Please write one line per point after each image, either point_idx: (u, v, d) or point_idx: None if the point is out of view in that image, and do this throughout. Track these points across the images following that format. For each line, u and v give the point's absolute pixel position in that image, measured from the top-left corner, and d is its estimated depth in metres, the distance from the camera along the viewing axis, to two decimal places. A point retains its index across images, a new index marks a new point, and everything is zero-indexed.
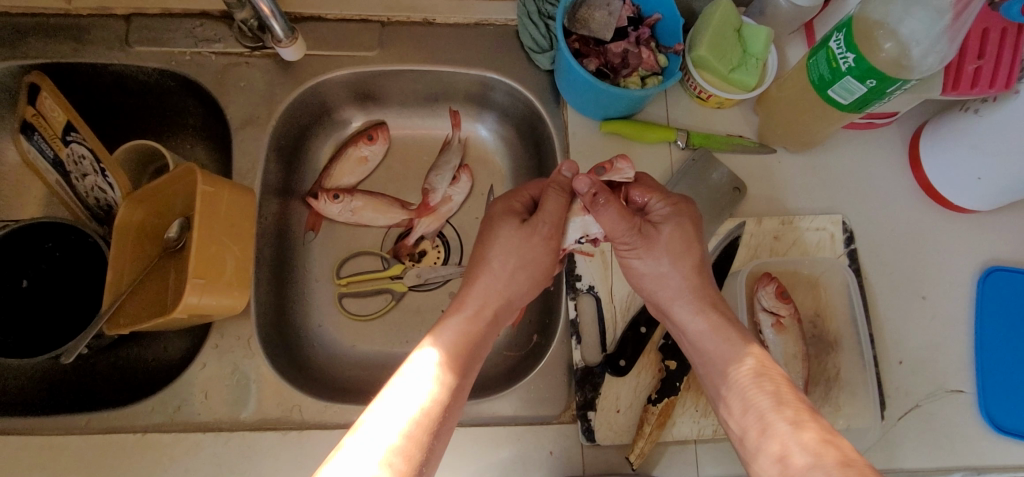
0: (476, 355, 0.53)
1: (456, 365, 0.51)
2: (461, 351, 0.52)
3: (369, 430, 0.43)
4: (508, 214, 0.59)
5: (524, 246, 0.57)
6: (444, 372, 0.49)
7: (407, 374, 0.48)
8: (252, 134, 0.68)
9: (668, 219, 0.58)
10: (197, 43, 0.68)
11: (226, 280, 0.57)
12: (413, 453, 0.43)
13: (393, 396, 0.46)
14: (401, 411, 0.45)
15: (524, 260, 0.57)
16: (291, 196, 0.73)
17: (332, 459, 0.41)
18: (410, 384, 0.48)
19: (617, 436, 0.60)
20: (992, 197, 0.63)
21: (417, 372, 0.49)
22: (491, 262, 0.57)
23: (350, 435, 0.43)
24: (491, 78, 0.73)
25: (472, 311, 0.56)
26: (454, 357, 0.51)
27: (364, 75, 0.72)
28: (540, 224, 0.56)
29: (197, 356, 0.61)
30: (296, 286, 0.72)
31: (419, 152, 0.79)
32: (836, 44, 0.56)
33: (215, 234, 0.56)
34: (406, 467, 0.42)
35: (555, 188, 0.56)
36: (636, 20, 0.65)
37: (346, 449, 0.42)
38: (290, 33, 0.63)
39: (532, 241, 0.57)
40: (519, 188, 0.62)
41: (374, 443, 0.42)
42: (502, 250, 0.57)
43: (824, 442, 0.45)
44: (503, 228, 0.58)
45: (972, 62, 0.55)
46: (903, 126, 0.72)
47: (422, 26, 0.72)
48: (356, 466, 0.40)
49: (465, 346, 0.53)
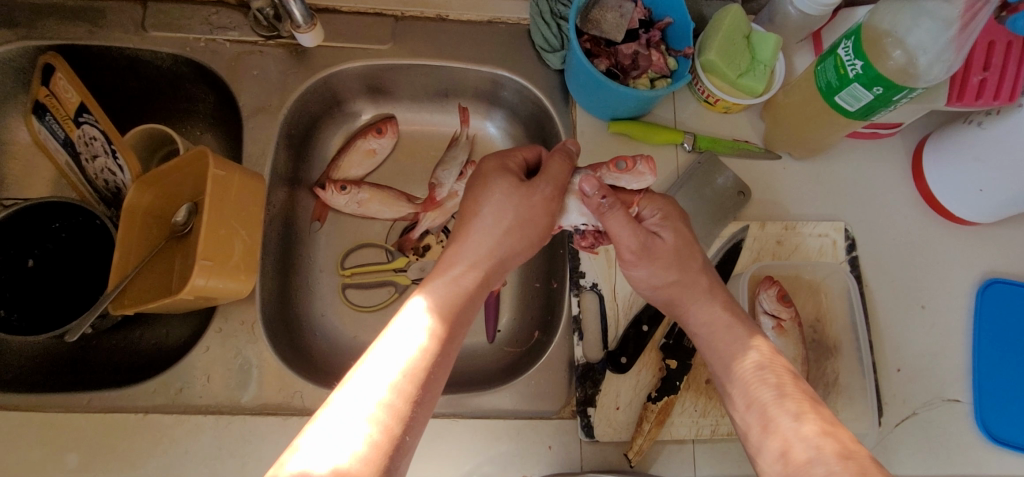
0: (468, 310, 0.52)
1: (449, 316, 0.50)
2: (452, 303, 0.51)
3: (358, 384, 0.43)
4: (504, 171, 0.58)
5: (524, 203, 0.56)
6: (435, 324, 0.49)
7: (398, 326, 0.48)
8: (263, 121, 0.68)
9: (664, 229, 0.57)
10: (213, 30, 0.69)
11: (234, 264, 0.57)
12: (403, 407, 0.43)
13: (384, 348, 0.45)
14: (391, 364, 0.45)
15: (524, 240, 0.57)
16: (298, 186, 0.74)
17: (320, 415, 0.41)
18: (401, 337, 0.47)
19: (616, 433, 0.61)
20: (993, 210, 0.64)
21: (409, 324, 0.48)
22: (495, 229, 0.56)
23: (338, 391, 0.42)
24: (501, 75, 0.73)
25: (459, 273, 0.54)
26: (446, 308, 0.51)
27: (376, 68, 0.73)
28: (540, 184, 0.56)
29: (200, 339, 0.61)
30: (300, 276, 0.72)
31: (427, 147, 0.80)
32: (845, 52, 0.56)
33: (224, 215, 0.56)
34: (395, 422, 0.42)
35: (560, 154, 0.58)
36: (647, 23, 0.67)
37: (332, 405, 0.41)
38: (309, 19, 0.63)
39: (532, 199, 0.56)
40: (513, 150, 0.62)
41: (363, 398, 0.42)
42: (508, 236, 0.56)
43: (824, 438, 0.45)
44: (500, 185, 0.57)
45: (977, 74, 0.57)
46: (906, 137, 0.73)
47: (436, 22, 0.73)
48: (344, 423, 0.40)
49: (456, 299, 0.52)
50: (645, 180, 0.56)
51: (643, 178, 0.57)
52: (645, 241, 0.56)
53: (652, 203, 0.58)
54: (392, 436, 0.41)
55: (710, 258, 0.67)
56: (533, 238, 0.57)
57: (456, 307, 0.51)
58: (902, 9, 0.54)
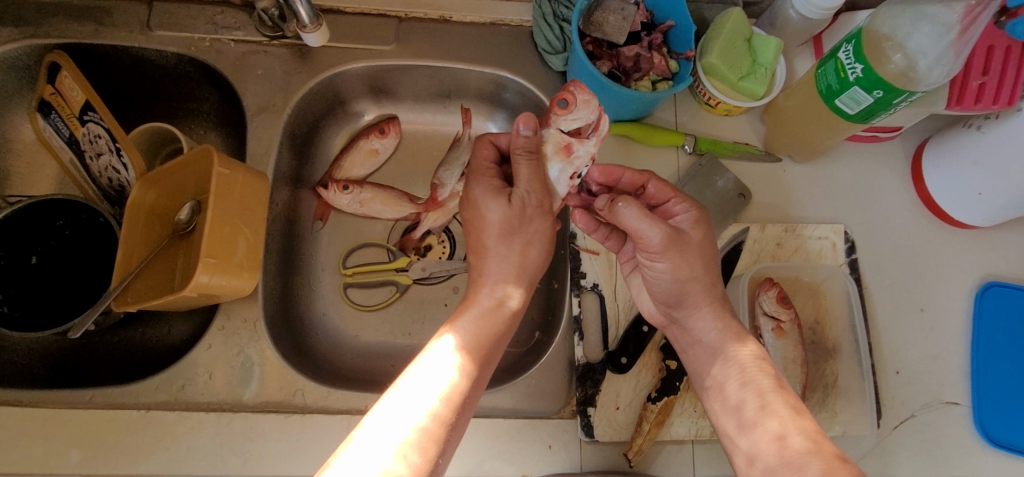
0: (502, 336, 0.54)
1: (480, 342, 0.52)
2: (484, 328, 0.53)
3: (391, 405, 0.45)
4: (490, 192, 0.56)
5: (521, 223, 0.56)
6: (467, 351, 0.51)
7: (432, 352, 0.50)
8: (267, 121, 0.69)
9: (694, 227, 0.56)
10: (218, 30, 0.69)
11: (237, 261, 0.58)
12: (437, 430, 0.45)
13: (416, 374, 0.47)
14: (424, 389, 0.46)
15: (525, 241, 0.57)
16: (300, 185, 0.74)
17: (353, 437, 0.43)
18: (432, 363, 0.49)
19: (616, 433, 0.61)
20: (992, 213, 0.65)
21: (440, 351, 0.50)
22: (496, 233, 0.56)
23: (371, 414, 0.45)
24: (504, 76, 0.74)
25: (491, 302, 0.55)
26: (477, 334, 0.52)
27: (379, 69, 0.73)
28: (525, 195, 0.56)
29: (203, 337, 0.61)
30: (301, 274, 0.72)
31: (429, 147, 0.80)
32: (845, 55, 0.57)
33: (227, 214, 0.57)
34: (429, 445, 0.43)
35: (522, 155, 0.55)
36: (649, 26, 0.67)
37: (366, 427, 0.43)
38: (314, 19, 0.64)
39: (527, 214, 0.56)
40: (473, 160, 0.60)
41: (397, 419, 0.44)
42: (510, 236, 0.56)
43: (821, 437, 0.47)
44: (491, 207, 0.56)
45: (976, 78, 0.57)
46: (907, 140, 0.73)
47: (439, 24, 0.73)
48: (379, 445, 0.42)
49: (486, 326, 0.53)
50: (592, 102, 0.56)
51: (587, 103, 0.56)
52: (671, 233, 0.53)
53: (690, 202, 0.58)
54: (427, 456, 0.43)
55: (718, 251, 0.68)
56: (536, 239, 0.57)
57: (488, 335, 0.53)
58: (902, 12, 0.54)
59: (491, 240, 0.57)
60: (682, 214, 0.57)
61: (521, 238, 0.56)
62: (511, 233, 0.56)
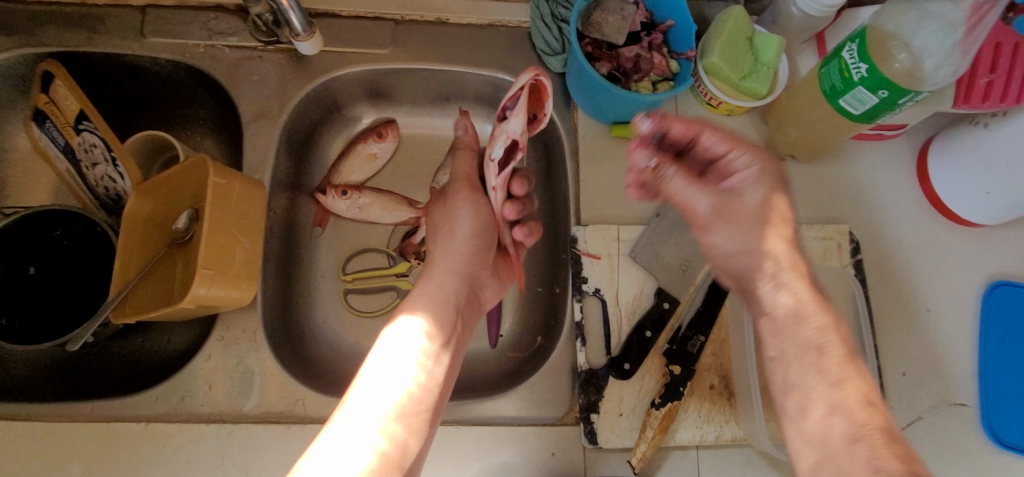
0: (452, 329, 0.57)
1: (435, 335, 0.55)
2: (438, 323, 0.56)
3: (360, 402, 0.46)
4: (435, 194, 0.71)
5: (452, 215, 0.66)
6: (428, 347, 0.53)
7: (391, 343, 0.52)
8: (262, 128, 0.68)
9: (754, 187, 0.50)
10: (212, 36, 0.68)
11: (234, 272, 0.57)
12: (408, 426, 0.47)
13: (377, 370, 0.49)
14: (386, 387, 0.48)
15: (451, 226, 0.66)
16: (299, 192, 0.74)
17: (325, 435, 0.44)
18: (394, 357, 0.51)
19: (619, 439, 0.60)
20: (1001, 211, 0.64)
21: (398, 345, 0.52)
22: (436, 233, 0.67)
23: (339, 411, 0.46)
24: (502, 79, 0.73)
25: (435, 294, 0.60)
26: (432, 327, 0.55)
27: (376, 73, 0.72)
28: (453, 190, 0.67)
29: (203, 347, 0.61)
30: (300, 282, 0.72)
31: (428, 151, 0.79)
32: (848, 55, 0.55)
33: (225, 224, 0.56)
34: (399, 445, 0.45)
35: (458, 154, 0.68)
36: (649, 26, 0.66)
37: (335, 425, 0.44)
38: (307, 27, 0.63)
39: (455, 209, 0.67)
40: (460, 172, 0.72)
41: (367, 417, 0.45)
42: (439, 226, 0.67)
43: None
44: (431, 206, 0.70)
45: (983, 75, 0.57)
46: (911, 138, 0.72)
47: (435, 26, 0.72)
48: (349, 441, 0.43)
49: (438, 321, 0.57)
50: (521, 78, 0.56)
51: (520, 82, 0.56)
52: (718, 202, 0.51)
53: (748, 150, 0.51)
54: (399, 456, 0.44)
55: (698, 283, 0.65)
56: (453, 221, 0.66)
57: (440, 327, 0.56)
58: (906, 10, 0.53)
59: (433, 233, 0.67)
60: (744, 159, 0.51)
61: (442, 223, 0.67)
62: (438, 221, 0.68)
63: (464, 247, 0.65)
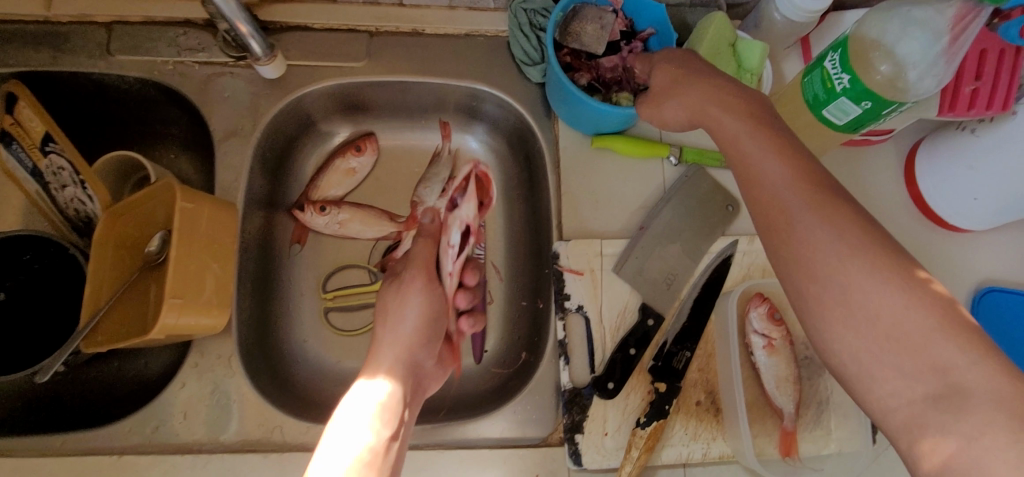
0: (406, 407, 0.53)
1: (391, 408, 0.51)
2: (394, 396, 0.53)
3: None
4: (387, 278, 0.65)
5: (406, 297, 0.61)
6: (384, 418, 0.49)
7: (342, 418, 0.48)
8: (234, 146, 0.66)
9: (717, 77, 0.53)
10: (180, 52, 0.66)
11: (206, 299, 0.55)
12: None
13: (330, 446, 0.46)
14: (341, 461, 0.45)
15: (409, 307, 0.61)
16: (275, 209, 0.72)
17: None
18: (345, 432, 0.47)
19: (604, 460, 0.59)
20: (990, 217, 0.63)
21: (351, 418, 0.48)
22: (387, 315, 0.61)
23: None
24: (480, 90, 0.71)
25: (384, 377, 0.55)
26: (388, 400, 0.52)
27: (352, 86, 0.70)
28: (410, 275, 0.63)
29: (176, 375, 0.59)
30: (279, 302, 0.70)
31: (408, 163, 0.78)
32: (831, 65, 0.54)
33: (194, 250, 0.54)
34: None
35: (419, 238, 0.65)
36: (629, 34, 0.65)
37: None
38: (268, 51, 0.62)
39: (411, 292, 0.62)
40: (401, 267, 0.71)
41: None
42: (388, 312, 0.61)
43: None
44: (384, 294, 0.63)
45: (969, 83, 0.56)
46: (898, 144, 0.71)
47: (411, 37, 0.71)
48: None
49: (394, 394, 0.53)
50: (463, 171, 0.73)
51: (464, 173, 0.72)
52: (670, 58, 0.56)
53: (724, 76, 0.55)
54: None
55: (682, 297, 0.64)
56: (408, 304, 0.61)
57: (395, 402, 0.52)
58: (888, 18, 0.52)
59: (381, 321, 0.60)
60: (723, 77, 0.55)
61: (395, 309, 0.60)
62: (387, 307, 0.61)
63: (419, 331, 0.60)
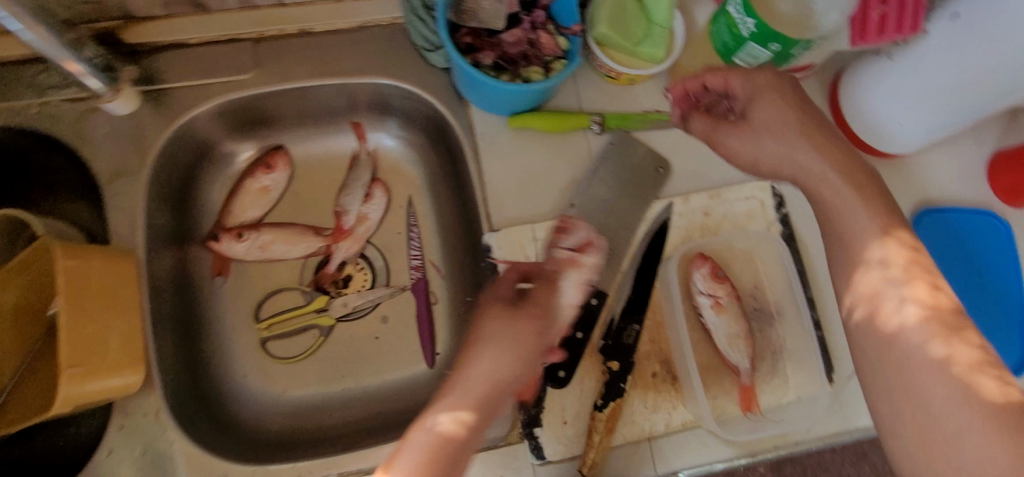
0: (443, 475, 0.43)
1: None
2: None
3: None
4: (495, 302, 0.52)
5: (511, 332, 0.50)
6: None
7: None
8: (125, 186, 0.61)
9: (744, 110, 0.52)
10: (44, 91, 0.61)
11: (113, 359, 0.51)
12: None
13: None
14: None
15: (513, 350, 0.50)
16: (186, 244, 0.67)
17: None
18: None
19: (567, 450, 0.57)
20: (919, 140, 0.62)
21: None
22: (476, 358, 0.49)
23: None
24: (384, 85, 0.67)
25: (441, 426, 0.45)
26: None
27: (247, 100, 0.65)
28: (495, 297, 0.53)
29: (102, 441, 0.55)
30: (208, 342, 0.66)
31: (325, 171, 0.73)
32: (734, 10, 0.52)
33: (89, 311, 0.50)
34: None
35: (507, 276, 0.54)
36: (528, 4, 0.61)
37: None
38: (110, 85, 0.58)
39: (518, 327, 0.51)
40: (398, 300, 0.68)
41: None
42: (483, 349, 0.50)
43: None
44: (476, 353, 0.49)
45: (876, 7, 0.52)
46: (820, 77, 0.69)
47: (301, 37, 0.66)
48: None
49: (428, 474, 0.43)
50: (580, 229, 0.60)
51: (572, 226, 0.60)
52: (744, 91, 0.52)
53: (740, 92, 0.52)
54: None
55: (624, 270, 0.63)
56: (523, 340, 0.50)
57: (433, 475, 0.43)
58: None
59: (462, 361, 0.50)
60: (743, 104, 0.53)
61: (504, 342, 0.50)
62: (512, 349, 0.50)
63: (510, 373, 0.49)
